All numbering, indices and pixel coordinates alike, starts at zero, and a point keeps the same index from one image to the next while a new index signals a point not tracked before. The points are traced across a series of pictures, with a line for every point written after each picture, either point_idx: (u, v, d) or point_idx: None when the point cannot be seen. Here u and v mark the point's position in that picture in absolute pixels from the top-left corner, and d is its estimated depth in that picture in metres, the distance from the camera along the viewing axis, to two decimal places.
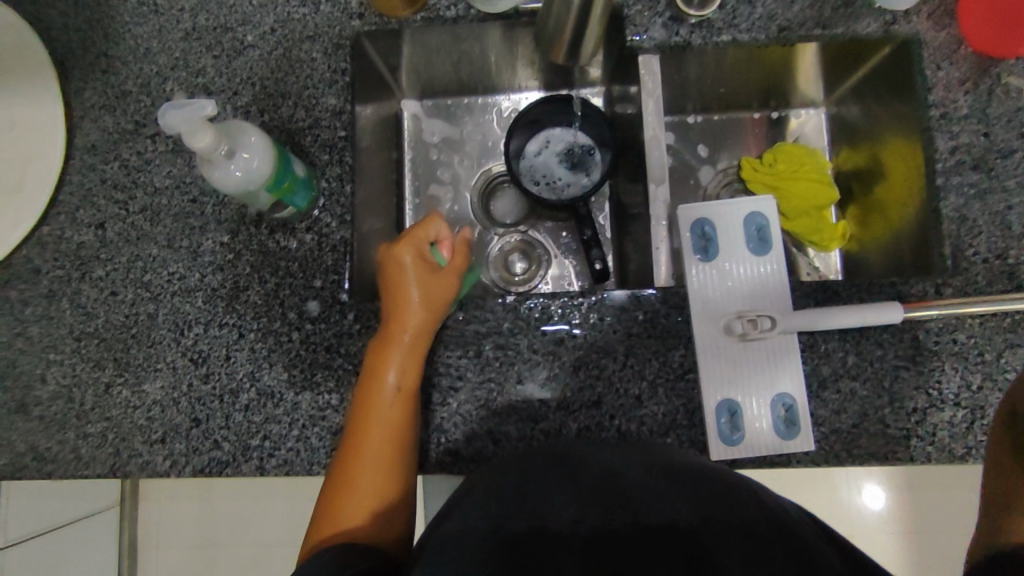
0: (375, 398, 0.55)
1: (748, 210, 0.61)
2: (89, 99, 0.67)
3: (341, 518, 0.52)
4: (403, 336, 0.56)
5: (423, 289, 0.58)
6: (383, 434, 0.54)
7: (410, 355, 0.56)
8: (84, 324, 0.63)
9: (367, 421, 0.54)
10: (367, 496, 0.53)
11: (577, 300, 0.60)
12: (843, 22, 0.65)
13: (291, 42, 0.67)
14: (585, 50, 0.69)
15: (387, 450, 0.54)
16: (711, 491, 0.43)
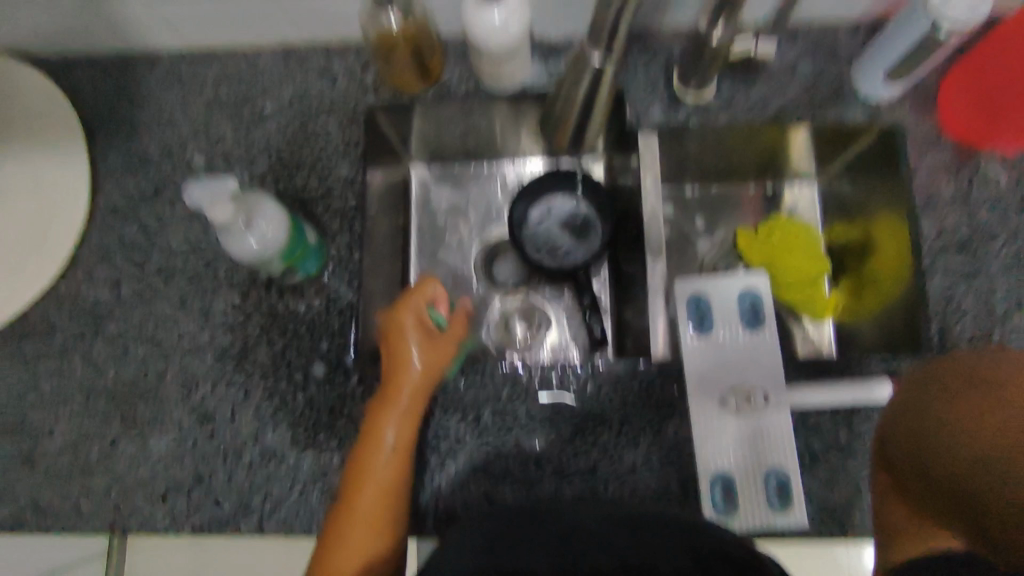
0: (370, 457, 0.56)
1: (741, 287, 0.63)
2: (115, 162, 0.71)
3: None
4: (402, 393, 0.58)
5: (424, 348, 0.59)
6: (377, 493, 0.55)
7: (406, 414, 0.58)
8: (94, 379, 0.65)
9: (360, 483, 0.55)
10: (354, 560, 0.53)
11: (571, 374, 0.62)
12: (832, 109, 0.69)
13: (308, 114, 0.71)
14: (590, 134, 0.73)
15: (380, 510, 0.54)
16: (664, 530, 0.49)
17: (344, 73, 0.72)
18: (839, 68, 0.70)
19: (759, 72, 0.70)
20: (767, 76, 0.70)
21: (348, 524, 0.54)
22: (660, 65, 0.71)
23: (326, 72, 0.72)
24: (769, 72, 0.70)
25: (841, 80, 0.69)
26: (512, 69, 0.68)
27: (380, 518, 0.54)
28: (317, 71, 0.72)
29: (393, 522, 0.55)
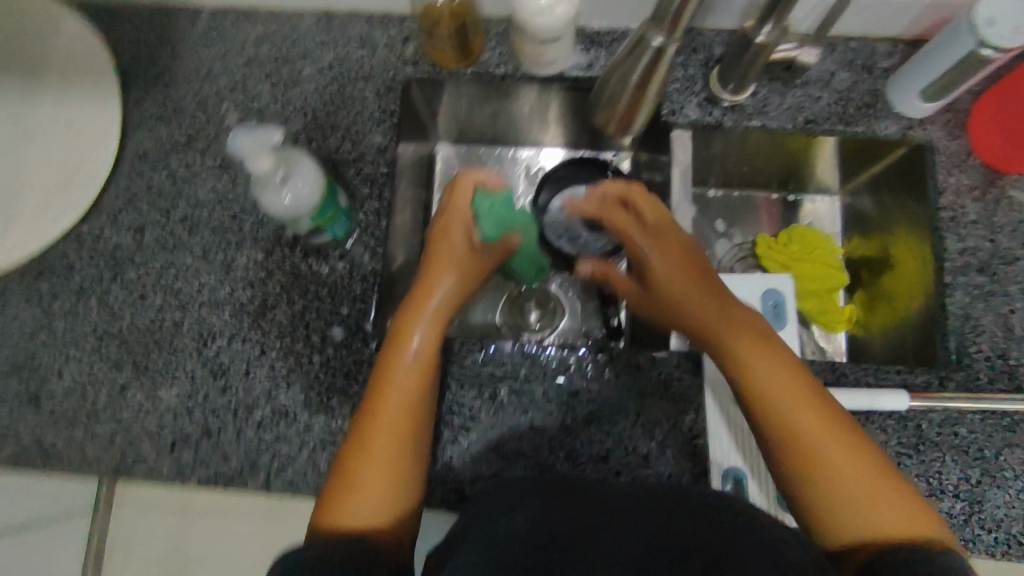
0: (395, 367, 0.56)
1: (764, 286, 0.65)
2: (147, 109, 0.70)
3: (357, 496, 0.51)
4: (430, 304, 0.61)
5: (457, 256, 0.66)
6: (402, 405, 0.54)
7: (433, 322, 0.60)
8: (108, 324, 0.64)
9: (389, 383, 0.55)
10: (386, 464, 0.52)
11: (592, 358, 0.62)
12: (864, 121, 0.70)
13: (346, 79, 0.71)
14: (637, 121, 0.71)
15: (405, 423, 0.54)
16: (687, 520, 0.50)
17: (384, 42, 0.72)
18: (875, 82, 0.70)
19: (796, 78, 0.70)
20: (804, 83, 0.70)
21: (370, 438, 0.53)
22: (700, 64, 0.72)
23: (367, 39, 0.72)
24: (805, 80, 0.70)
25: (876, 94, 0.70)
26: (553, 52, 0.67)
27: (404, 432, 0.54)
28: (358, 38, 0.72)
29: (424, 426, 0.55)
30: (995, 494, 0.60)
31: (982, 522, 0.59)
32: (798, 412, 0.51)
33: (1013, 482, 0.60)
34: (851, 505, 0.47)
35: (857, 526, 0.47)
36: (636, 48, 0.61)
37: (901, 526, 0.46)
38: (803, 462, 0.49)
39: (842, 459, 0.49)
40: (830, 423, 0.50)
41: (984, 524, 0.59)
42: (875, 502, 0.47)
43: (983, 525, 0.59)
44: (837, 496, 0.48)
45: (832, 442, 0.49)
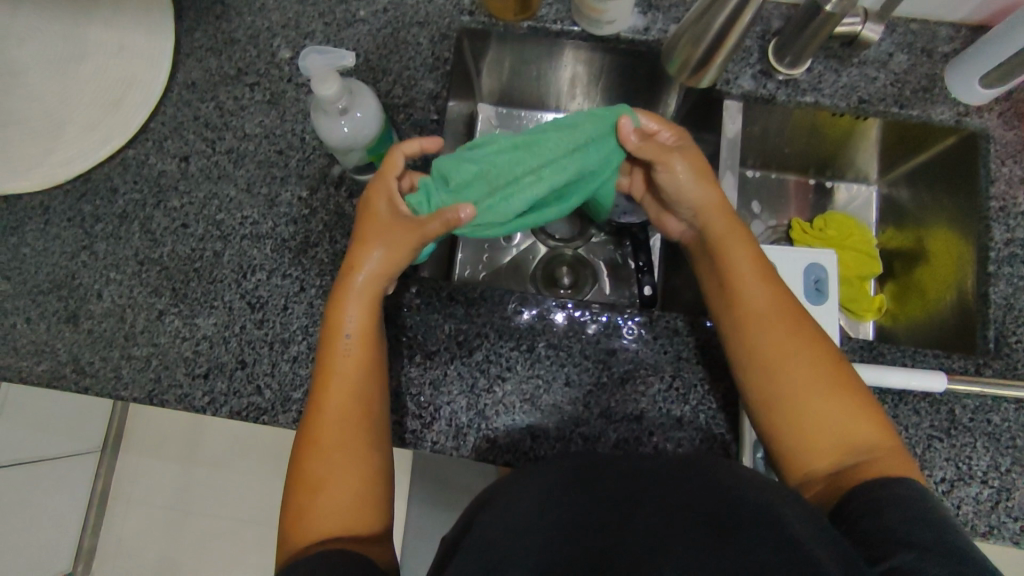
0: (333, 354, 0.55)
1: (808, 261, 0.64)
2: (198, 40, 0.70)
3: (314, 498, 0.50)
4: (356, 286, 0.55)
5: (389, 227, 0.55)
6: (344, 393, 0.53)
7: (364, 300, 0.56)
8: (150, 250, 0.64)
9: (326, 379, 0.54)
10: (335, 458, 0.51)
11: (629, 321, 0.63)
12: (920, 105, 0.69)
13: (400, 24, 0.70)
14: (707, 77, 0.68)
15: (350, 416, 0.53)
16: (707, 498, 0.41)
17: None
18: (934, 66, 0.70)
19: (855, 56, 0.70)
20: (861, 62, 0.70)
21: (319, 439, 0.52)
22: (757, 35, 0.70)
23: None
24: (863, 59, 0.70)
25: (933, 78, 0.69)
26: (615, 11, 0.66)
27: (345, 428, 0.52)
28: None
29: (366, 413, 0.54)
30: None
31: (1011, 510, 0.59)
32: (778, 350, 0.54)
33: None
34: (824, 433, 0.51)
35: (829, 454, 0.50)
36: (707, 12, 0.59)
37: (871, 456, 0.49)
38: (784, 398, 0.53)
39: (817, 393, 0.52)
40: (808, 361, 0.53)
41: (1012, 513, 0.59)
42: (847, 429, 0.51)
43: (1011, 513, 0.59)
44: (808, 424, 0.52)
45: (806, 379, 0.53)
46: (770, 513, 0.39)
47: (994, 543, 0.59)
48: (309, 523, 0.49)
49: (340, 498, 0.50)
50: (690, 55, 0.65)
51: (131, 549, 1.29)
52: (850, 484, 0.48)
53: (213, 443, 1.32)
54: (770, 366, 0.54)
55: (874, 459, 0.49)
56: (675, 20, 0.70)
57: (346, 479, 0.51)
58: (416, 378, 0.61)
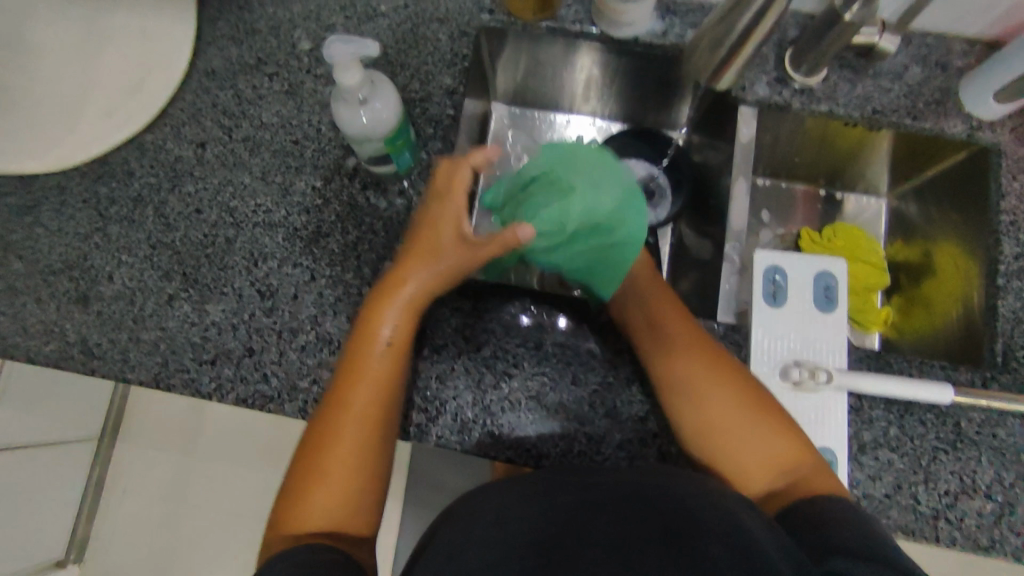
0: (366, 357, 0.53)
1: (819, 269, 0.65)
2: (219, 29, 0.70)
3: (313, 504, 0.50)
4: (403, 293, 0.54)
5: (455, 240, 0.55)
6: (370, 401, 0.53)
7: (410, 310, 0.55)
8: (162, 234, 0.65)
9: (353, 382, 0.53)
10: (344, 466, 0.52)
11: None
12: (933, 118, 0.69)
13: (420, 19, 0.70)
14: (723, 82, 0.68)
15: (370, 428, 0.53)
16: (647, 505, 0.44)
17: None
18: (948, 79, 0.70)
19: (870, 68, 0.70)
20: (876, 73, 0.70)
21: (335, 440, 0.52)
22: (774, 42, 0.71)
23: None
24: (878, 70, 0.70)
25: (947, 92, 0.70)
26: (635, 13, 0.66)
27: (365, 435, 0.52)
28: None
29: (387, 427, 0.54)
30: None
31: (1014, 524, 0.59)
32: (705, 381, 0.56)
33: None
34: (755, 455, 0.53)
35: (762, 475, 0.53)
36: (729, 14, 0.60)
37: (802, 472, 0.52)
38: (703, 427, 0.55)
39: (748, 420, 0.54)
40: (731, 389, 0.55)
41: (1015, 527, 0.59)
42: (778, 449, 0.53)
43: (1014, 528, 0.59)
44: (733, 444, 0.54)
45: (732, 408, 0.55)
46: (716, 520, 0.42)
47: (996, 557, 0.59)
48: (303, 518, 0.50)
49: (336, 498, 0.51)
50: (710, 58, 0.65)
51: (124, 537, 1.29)
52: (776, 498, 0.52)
53: (211, 435, 1.32)
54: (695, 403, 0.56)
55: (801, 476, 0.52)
56: (693, 25, 0.71)
57: (348, 481, 0.52)
58: (423, 370, 0.61)
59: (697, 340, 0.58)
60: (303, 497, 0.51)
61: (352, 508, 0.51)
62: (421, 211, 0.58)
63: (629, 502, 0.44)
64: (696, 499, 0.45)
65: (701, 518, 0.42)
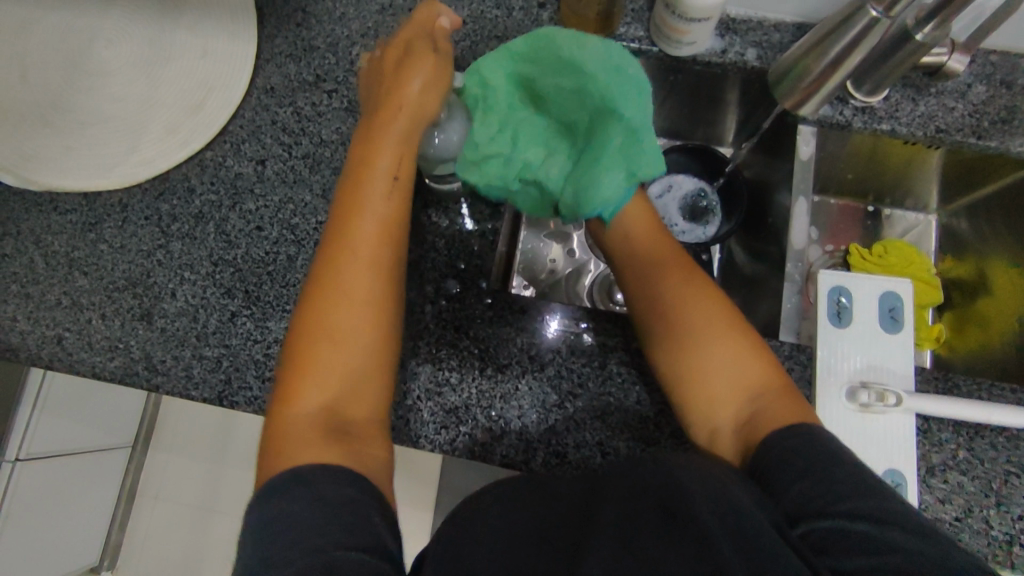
0: (365, 189, 0.53)
1: (886, 289, 0.64)
2: (278, 46, 0.71)
3: (319, 359, 0.49)
4: (394, 125, 0.54)
5: (428, 73, 0.55)
6: (370, 242, 0.52)
7: (403, 140, 0.54)
8: (224, 251, 0.65)
9: (352, 219, 0.52)
10: (353, 313, 0.50)
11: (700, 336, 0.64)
12: (997, 136, 0.69)
13: (479, 37, 0.71)
14: (806, 110, 0.68)
15: (373, 270, 0.51)
16: (653, 492, 0.43)
17: (521, 5, 0.71)
18: (1013, 97, 0.69)
19: (932, 86, 0.70)
20: (938, 92, 0.70)
21: (333, 294, 0.51)
22: None
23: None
24: (940, 88, 0.70)
25: (1013, 110, 0.69)
26: (697, 33, 0.66)
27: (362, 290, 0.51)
28: None
29: (393, 272, 0.53)
30: None
31: None
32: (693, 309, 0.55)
33: None
34: (724, 383, 0.53)
35: (729, 408, 0.52)
36: (823, 40, 0.60)
37: (765, 403, 0.51)
38: (675, 347, 0.55)
39: (721, 349, 0.53)
40: (713, 318, 0.55)
41: None
42: (746, 375, 0.53)
43: None
44: (706, 370, 0.53)
45: (711, 343, 0.53)
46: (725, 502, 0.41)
47: None
48: (301, 392, 0.49)
49: (337, 375, 0.49)
50: (789, 86, 0.66)
51: (154, 546, 1.29)
52: (753, 436, 0.50)
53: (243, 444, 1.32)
54: (671, 333, 0.55)
55: (765, 404, 0.51)
56: (752, 43, 0.71)
57: (359, 349, 0.50)
58: (488, 390, 0.60)
59: (681, 266, 0.59)
60: (300, 379, 0.49)
61: (358, 365, 0.50)
62: (376, 70, 0.58)
63: (645, 493, 0.44)
64: (716, 480, 0.44)
65: (689, 491, 0.42)
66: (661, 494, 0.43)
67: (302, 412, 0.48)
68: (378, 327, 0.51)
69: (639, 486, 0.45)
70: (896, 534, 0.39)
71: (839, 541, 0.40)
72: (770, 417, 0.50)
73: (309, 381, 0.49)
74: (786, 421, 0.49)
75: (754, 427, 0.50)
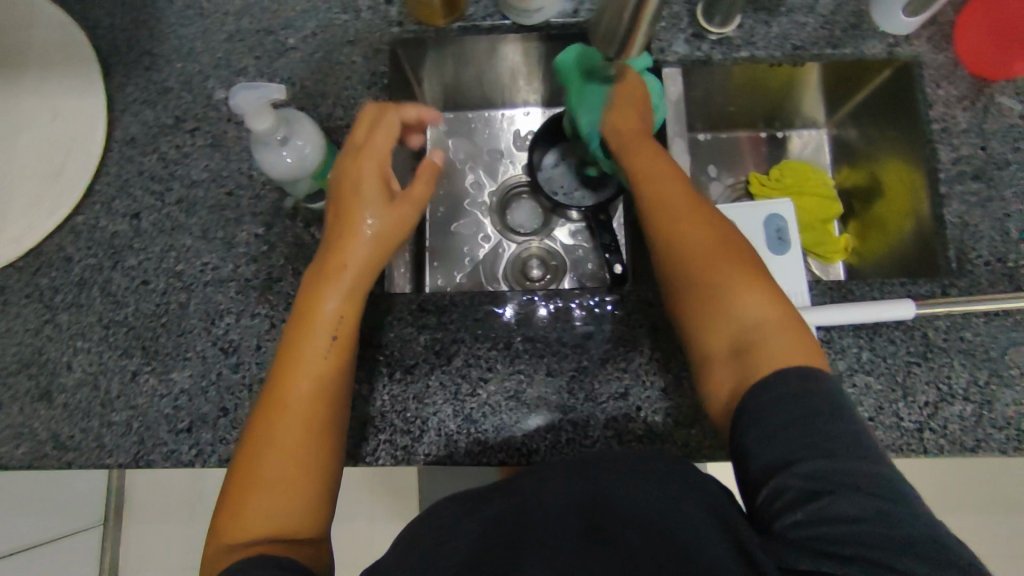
0: (311, 340, 0.52)
1: (768, 213, 0.65)
2: (131, 94, 0.69)
3: (263, 470, 0.47)
4: (344, 278, 0.53)
5: (380, 209, 0.54)
6: (321, 364, 0.51)
7: (354, 294, 0.54)
8: (113, 312, 0.64)
9: (299, 359, 0.51)
10: (300, 426, 0.49)
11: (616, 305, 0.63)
12: (852, 43, 0.70)
13: (332, 45, 0.68)
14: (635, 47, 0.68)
15: (326, 399, 0.51)
16: (596, 490, 0.43)
17: (368, 5, 0.69)
18: (858, 3, 0.71)
19: (780, 7, 0.71)
20: (788, 11, 0.71)
21: (280, 408, 0.50)
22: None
23: (350, 3, 0.70)
24: (789, 8, 0.71)
25: (860, 15, 0.70)
26: None
27: (315, 407, 0.50)
28: (341, 2, 0.69)
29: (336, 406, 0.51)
30: (1003, 393, 0.60)
31: (993, 421, 0.60)
32: (691, 255, 0.52)
33: (1019, 379, 0.61)
34: (721, 327, 0.50)
35: (721, 347, 0.50)
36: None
37: (761, 337, 0.48)
38: (692, 263, 0.52)
39: (736, 281, 0.50)
40: (714, 262, 0.51)
41: (994, 423, 0.60)
42: (753, 308, 0.49)
43: (994, 424, 0.60)
44: (724, 294, 0.50)
45: (734, 276, 0.50)
46: (667, 516, 0.40)
47: (983, 456, 0.60)
48: (251, 519, 0.46)
49: (285, 491, 0.47)
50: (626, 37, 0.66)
51: None
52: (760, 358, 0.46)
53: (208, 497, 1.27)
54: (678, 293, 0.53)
55: (768, 331, 0.48)
56: None
57: (312, 462, 0.49)
58: (400, 394, 0.61)
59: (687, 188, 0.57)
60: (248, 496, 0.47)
61: (305, 479, 0.48)
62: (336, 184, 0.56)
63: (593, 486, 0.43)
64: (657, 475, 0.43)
65: (625, 496, 0.42)
66: (609, 501, 0.42)
67: (248, 531, 0.45)
68: (332, 443, 0.50)
69: (589, 475, 0.44)
70: (833, 503, 0.38)
71: (788, 510, 0.39)
72: (764, 354, 0.47)
73: (256, 492, 0.47)
74: (783, 361, 0.46)
75: (753, 358, 0.47)
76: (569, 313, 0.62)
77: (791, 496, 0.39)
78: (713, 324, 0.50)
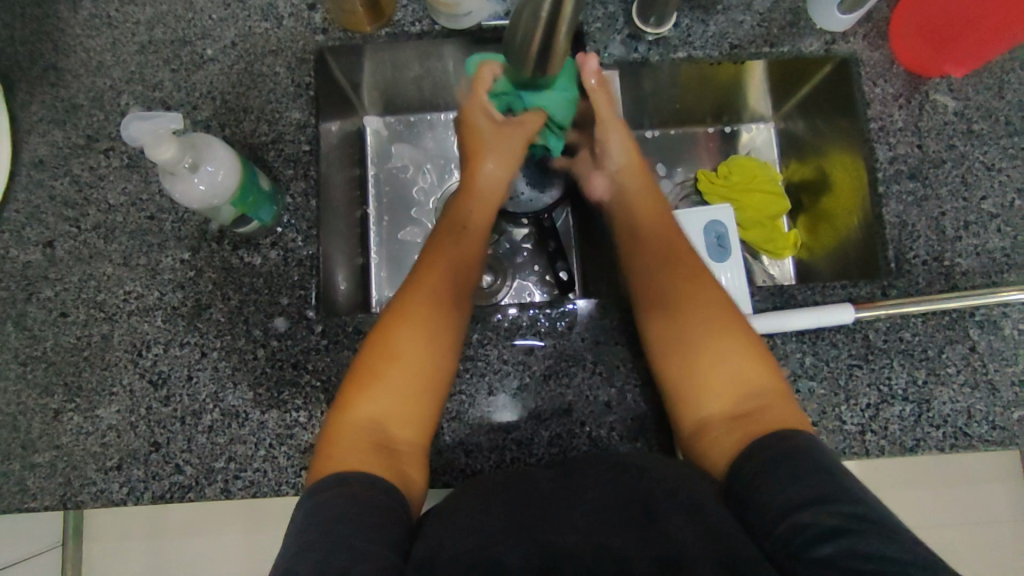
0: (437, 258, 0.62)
1: (706, 220, 0.71)
2: (37, 112, 0.65)
3: (387, 361, 0.53)
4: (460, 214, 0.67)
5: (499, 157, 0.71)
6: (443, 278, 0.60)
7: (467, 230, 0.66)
8: (30, 348, 0.60)
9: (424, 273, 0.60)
10: (419, 337, 0.54)
11: (560, 321, 0.61)
12: (789, 41, 0.69)
13: (252, 56, 0.65)
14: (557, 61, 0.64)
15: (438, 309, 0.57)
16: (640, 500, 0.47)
17: (288, 11, 0.66)
18: None
19: (716, 5, 0.69)
20: (725, 9, 0.69)
21: (399, 320, 0.55)
22: None
23: (270, 10, 0.66)
24: (726, 5, 0.69)
25: (798, 12, 0.69)
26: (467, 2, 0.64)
27: (426, 326, 0.55)
28: (260, 9, 0.66)
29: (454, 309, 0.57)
30: (941, 391, 0.61)
31: (932, 420, 0.61)
32: (686, 310, 0.58)
33: (956, 377, 0.61)
34: (719, 381, 0.53)
35: (715, 407, 0.52)
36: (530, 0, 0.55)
37: (762, 401, 0.51)
38: (679, 323, 0.57)
39: (721, 350, 0.54)
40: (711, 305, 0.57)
41: (933, 422, 0.61)
42: (741, 373, 0.53)
43: (933, 423, 0.61)
44: (713, 362, 0.54)
45: (718, 346, 0.54)
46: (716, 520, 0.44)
47: (922, 455, 0.61)
48: (364, 405, 0.51)
49: (394, 394, 0.52)
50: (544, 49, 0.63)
51: None
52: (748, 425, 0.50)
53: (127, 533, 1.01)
54: (675, 328, 0.57)
55: (759, 402, 0.51)
56: None
57: (420, 365, 0.53)
58: None
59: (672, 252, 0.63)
60: (365, 390, 0.52)
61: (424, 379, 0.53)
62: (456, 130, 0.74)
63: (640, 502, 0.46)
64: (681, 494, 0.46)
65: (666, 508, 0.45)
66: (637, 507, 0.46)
67: (357, 420, 0.51)
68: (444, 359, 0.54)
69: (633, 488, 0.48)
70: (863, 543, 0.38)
71: (815, 533, 0.39)
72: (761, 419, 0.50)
73: (386, 371, 0.52)
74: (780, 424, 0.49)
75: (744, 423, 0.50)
76: (510, 328, 0.61)
77: (820, 528, 0.39)
78: (704, 387, 0.53)
